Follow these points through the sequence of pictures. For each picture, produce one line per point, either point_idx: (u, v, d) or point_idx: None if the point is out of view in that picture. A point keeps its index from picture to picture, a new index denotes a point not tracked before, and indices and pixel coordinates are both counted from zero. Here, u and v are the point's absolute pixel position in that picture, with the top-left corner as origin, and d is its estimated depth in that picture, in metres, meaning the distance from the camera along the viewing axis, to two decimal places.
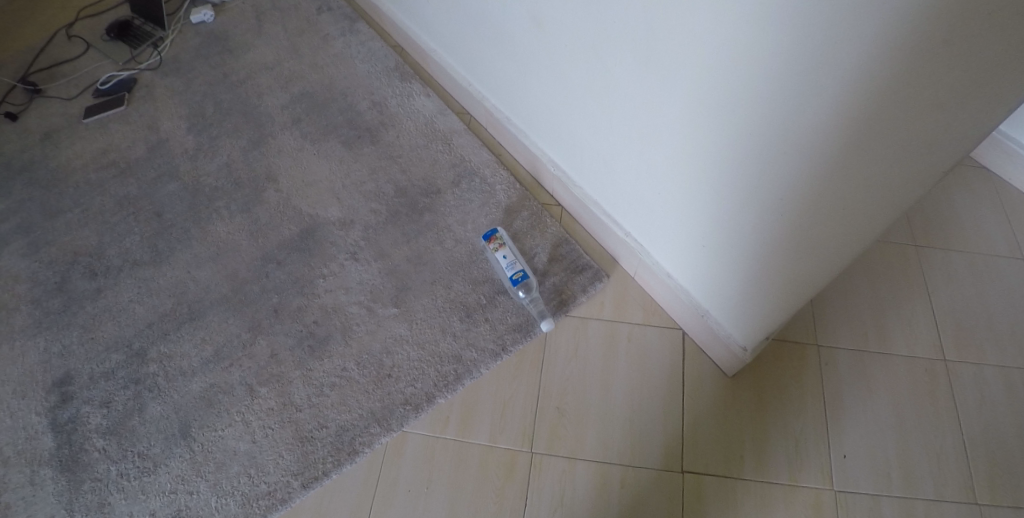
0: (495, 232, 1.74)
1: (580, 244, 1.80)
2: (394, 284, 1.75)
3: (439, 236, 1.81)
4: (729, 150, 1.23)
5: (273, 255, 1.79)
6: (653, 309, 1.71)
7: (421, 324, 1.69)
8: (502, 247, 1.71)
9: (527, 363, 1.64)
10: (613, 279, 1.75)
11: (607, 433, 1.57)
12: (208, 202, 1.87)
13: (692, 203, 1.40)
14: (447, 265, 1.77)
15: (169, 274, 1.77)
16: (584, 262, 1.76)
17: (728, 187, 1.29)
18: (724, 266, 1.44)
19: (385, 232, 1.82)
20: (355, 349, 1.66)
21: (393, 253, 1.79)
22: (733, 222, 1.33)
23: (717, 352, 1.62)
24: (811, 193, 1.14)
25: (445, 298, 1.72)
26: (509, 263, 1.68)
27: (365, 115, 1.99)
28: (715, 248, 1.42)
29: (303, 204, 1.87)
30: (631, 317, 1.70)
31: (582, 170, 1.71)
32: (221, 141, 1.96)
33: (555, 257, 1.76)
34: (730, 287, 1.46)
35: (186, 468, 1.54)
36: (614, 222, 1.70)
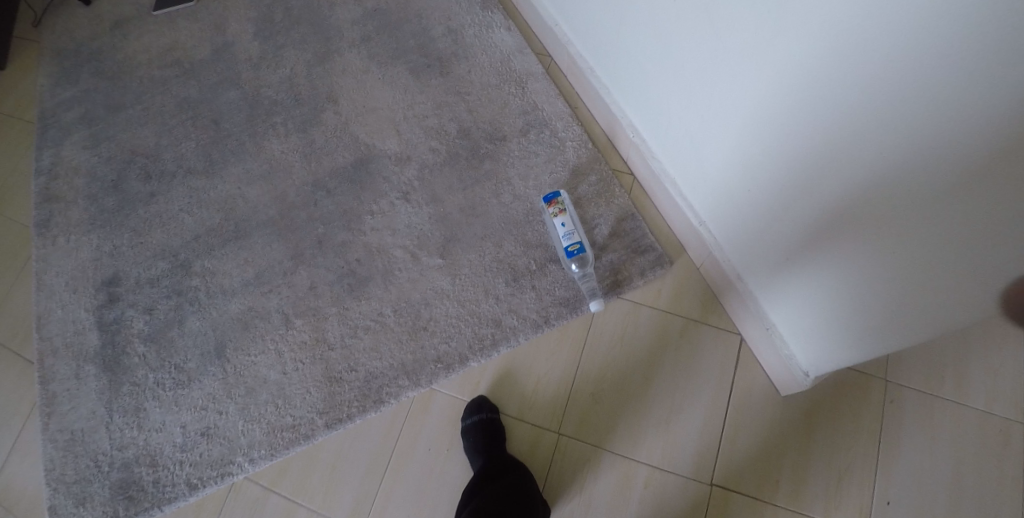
0: (557, 195, 1.63)
1: (647, 222, 1.67)
2: (443, 233, 1.67)
3: (497, 189, 1.71)
4: (821, 161, 1.10)
5: (324, 183, 1.73)
6: (714, 307, 1.59)
7: (465, 281, 1.62)
8: (562, 214, 1.60)
9: (570, 340, 1.57)
10: (676, 266, 1.63)
11: (641, 428, 1.51)
12: (267, 116, 1.80)
13: (771, 210, 1.27)
14: (501, 221, 1.68)
15: (220, 188, 1.74)
16: (648, 243, 1.64)
17: (813, 203, 1.15)
18: (796, 286, 1.30)
19: (441, 175, 1.73)
20: (395, 295, 1.61)
21: (447, 199, 1.70)
22: (814, 242, 1.20)
23: (775, 369, 1.49)
24: (929, 237, 0.98)
25: (493, 257, 1.64)
26: (566, 234, 1.58)
27: (438, 42, 1.84)
28: (789, 262, 1.29)
29: (361, 132, 1.78)
30: (688, 312, 1.59)
31: (663, 143, 1.54)
32: (286, 51, 1.87)
33: (617, 232, 1.65)
34: (799, 309, 1.33)
35: (218, 389, 1.54)
36: (688, 206, 1.55)
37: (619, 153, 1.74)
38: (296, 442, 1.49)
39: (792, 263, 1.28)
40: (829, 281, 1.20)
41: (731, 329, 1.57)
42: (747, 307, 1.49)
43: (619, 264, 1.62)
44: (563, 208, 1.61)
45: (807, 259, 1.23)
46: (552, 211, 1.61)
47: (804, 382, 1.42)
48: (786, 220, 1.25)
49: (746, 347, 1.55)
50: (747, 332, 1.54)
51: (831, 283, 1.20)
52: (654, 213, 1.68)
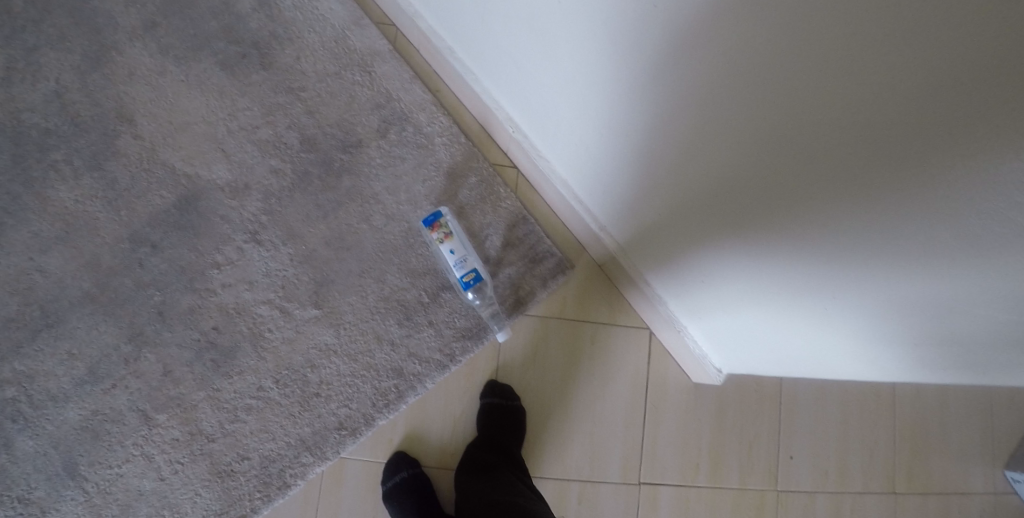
0: (438, 218, 1.41)
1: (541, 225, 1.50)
2: (312, 277, 1.43)
3: (366, 211, 1.46)
4: (706, 147, 0.98)
5: (145, 235, 1.39)
6: (620, 305, 1.50)
7: (350, 330, 1.42)
8: (448, 241, 1.39)
9: (478, 372, 1.46)
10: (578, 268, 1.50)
11: (564, 446, 1.47)
12: (41, 152, 1.36)
13: (672, 197, 1.15)
14: (378, 250, 1.45)
15: (6, 264, 1.34)
16: (545, 248, 1.48)
17: (717, 197, 1.04)
18: (715, 270, 1.18)
19: (295, 204, 1.44)
20: (272, 363, 1.39)
21: (308, 234, 1.44)
22: (731, 234, 1.08)
23: (687, 362, 1.47)
24: (776, 217, 0.96)
25: (378, 296, 1.43)
26: (457, 264, 1.39)
27: (248, 21, 1.45)
28: (701, 244, 1.17)
29: (175, 159, 1.41)
30: (598, 317, 1.49)
31: (559, 148, 1.36)
32: (42, 53, 1.38)
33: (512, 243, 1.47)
34: (719, 292, 1.22)
35: (83, 513, 1.32)
36: (591, 215, 1.43)
37: (497, 143, 1.52)
38: None
39: (707, 245, 1.16)
40: (761, 268, 1.07)
41: (639, 326, 1.50)
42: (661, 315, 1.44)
43: (518, 279, 1.46)
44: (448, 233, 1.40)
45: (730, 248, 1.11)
46: (437, 238, 1.40)
47: (719, 380, 1.45)
48: (684, 203, 1.13)
49: (658, 343, 1.50)
50: (659, 332, 1.49)
51: (763, 266, 1.06)
52: (546, 209, 1.52)
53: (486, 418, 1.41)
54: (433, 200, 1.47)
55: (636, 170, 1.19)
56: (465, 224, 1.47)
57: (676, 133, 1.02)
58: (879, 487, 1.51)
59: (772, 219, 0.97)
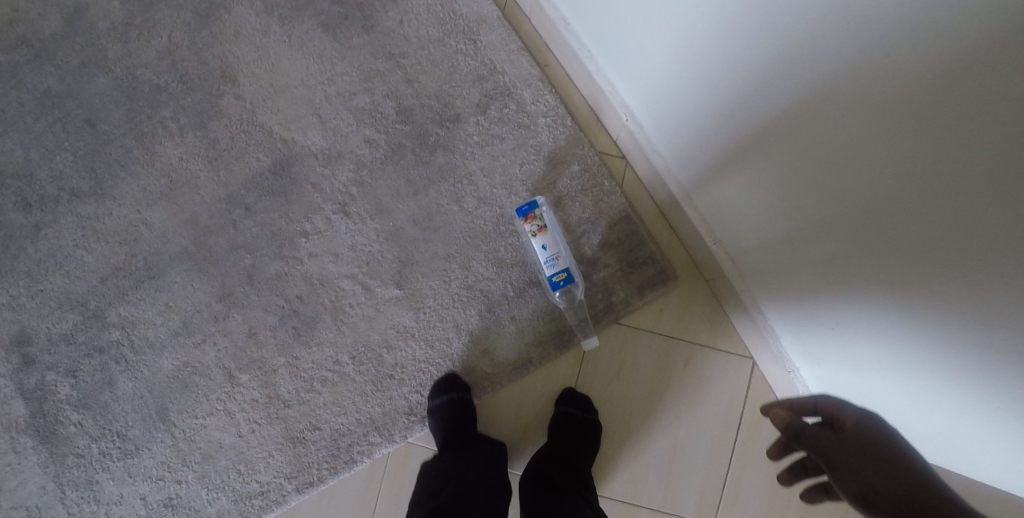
0: (532, 209, 1.31)
1: (643, 228, 1.37)
2: (397, 256, 1.38)
3: (456, 191, 1.39)
4: (818, 169, 0.92)
5: (240, 197, 1.40)
6: (721, 328, 1.37)
7: (430, 315, 1.36)
8: (541, 235, 1.30)
9: (557, 377, 1.38)
10: (681, 280, 1.38)
11: (639, 468, 1.38)
12: (151, 109, 1.42)
13: (777, 226, 1.07)
14: (468, 233, 1.38)
15: (116, 214, 1.40)
16: (646, 254, 1.36)
17: (829, 229, 0.96)
18: (821, 312, 1.08)
19: (387, 175, 1.41)
20: (351, 338, 1.37)
21: (397, 210, 1.40)
22: (842, 272, 0.98)
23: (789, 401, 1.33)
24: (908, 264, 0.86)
25: (461, 282, 1.37)
26: (548, 261, 1.29)
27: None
28: (806, 280, 1.08)
29: (273, 123, 1.42)
30: (695, 337, 1.38)
31: (673, 149, 1.23)
32: (157, 9, 1.43)
33: (614, 243, 1.36)
34: (823, 336, 1.11)
35: (171, 456, 1.39)
36: (702, 223, 1.28)
37: (606, 129, 1.40)
38: (268, 508, 1.38)
39: (814, 283, 1.06)
40: (872, 314, 0.97)
41: (741, 353, 1.37)
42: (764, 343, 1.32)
43: (613, 284, 1.36)
44: (542, 226, 1.30)
45: (838, 290, 1.01)
46: (529, 231, 1.31)
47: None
48: (791, 232, 1.04)
49: (758, 375, 1.37)
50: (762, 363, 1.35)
51: (876, 312, 0.96)
52: (651, 208, 1.39)
53: (558, 425, 1.34)
54: (528, 185, 1.38)
55: (739, 193, 1.11)
56: (559, 215, 1.36)
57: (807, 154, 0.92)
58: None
59: (903, 265, 0.86)
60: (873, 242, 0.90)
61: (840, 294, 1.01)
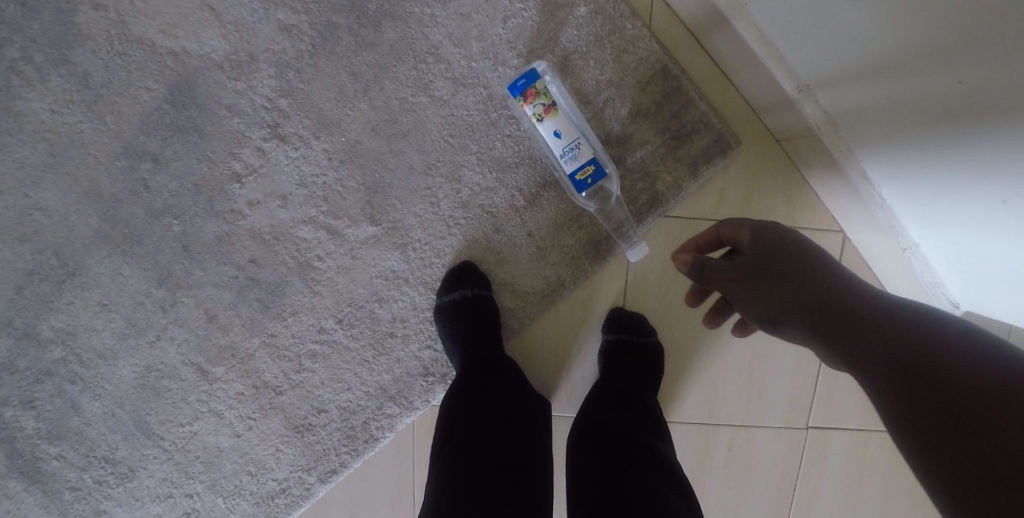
0: (533, 81, 0.94)
1: (688, 82, 0.99)
2: (362, 182, 1.02)
3: (419, 76, 1.01)
4: None
5: (142, 146, 1.06)
6: (801, 199, 1.05)
7: (424, 252, 1.03)
8: (552, 118, 0.94)
9: (602, 297, 1.05)
10: (744, 145, 1.04)
11: (714, 387, 1.11)
12: None
13: (843, 63, 0.84)
14: (444, 128, 1.00)
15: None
16: (697, 117, 1.00)
17: (919, 50, 0.74)
18: (905, 164, 0.88)
19: (323, 74, 1.03)
20: (330, 299, 1.05)
21: (345, 119, 1.02)
22: (938, 105, 0.77)
23: (893, 278, 1.04)
24: None
25: (455, 199, 1.01)
26: (567, 152, 0.94)
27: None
28: (887, 126, 0.86)
29: (157, 34, 1.04)
30: (768, 213, 1.05)
31: None
32: None
33: (652, 108, 1.00)
34: (911, 192, 0.90)
35: (172, 470, 1.14)
36: (782, 65, 0.93)
37: None
38: (296, 505, 1.12)
39: (895, 127, 0.85)
40: (981, 153, 0.76)
41: (827, 225, 1.06)
42: (863, 210, 0.99)
43: (655, 163, 1.01)
44: (551, 105, 0.94)
45: (931, 130, 0.80)
46: (534, 114, 0.95)
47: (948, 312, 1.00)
48: (864, 65, 0.82)
49: (849, 250, 1.07)
50: (854, 235, 1.05)
51: (987, 148, 0.75)
52: (695, 49, 1.02)
53: (614, 360, 1.04)
54: (519, 48, 0.99)
55: (792, 26, 0.88)
56: (570, 84, 0.99)
57: None
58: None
59: None
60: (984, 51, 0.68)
61: (933, 136, 0.81)
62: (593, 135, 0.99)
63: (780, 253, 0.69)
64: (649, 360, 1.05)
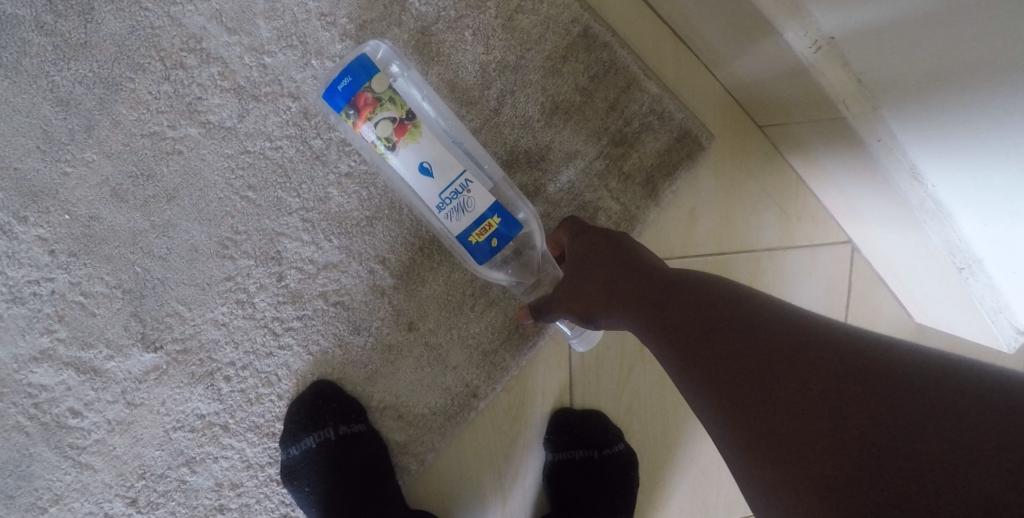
0: (365, 80, 0.54)
1: (625, 51, 0.64)
2: (118, 282, 0.61)
3: (175, 91, 0.59)
4: None
5: None
6: (798, 207, 0.70)
7: (245, 379, 0.63)
8: (411, 142, 0.55)
9: (536, 397, 0.67)
10: (716, 137, 0.68)
11: (710, 484, 0.71)
12: None
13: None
14: (235, 174, 0.60)
15: None
16: (644, 104, 0.65)
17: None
18: (955, 134, 0.51)
19: (8, 106, 0.58)
20: (109, 470, 0.64)
21: (64, 182, 0.59)
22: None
23: (928, 314, 0.70)
24: None
25: (276, 289, 0.61)
26: (448, 200, 0.55)
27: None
28: (928, 65, 0.49)
29: None
30: (754, 232, 0.69)
31: None
32: None
33: (575, 100, 0.64)
34: (959, 184, 0.53)
35: None
36: None
37: None
38: None
39: (946, 69, 0.48)
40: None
41: (834, 238, 0.71)
42: (896, 213, 0.61)
43: (591, 187, 0.65)
44: (406, 120, 0.55)
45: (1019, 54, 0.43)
46: (379, 139, 0.55)
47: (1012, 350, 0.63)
48: None
49: (863, 265, 0.72)
50: (873, 247, 0.69)
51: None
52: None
53: (568, 488, 0.67)
54: (340, 25, 0.60)
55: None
56: (439, 72, 0.62)
57: None
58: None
59: None
60: None
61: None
62: (491, 160, 0.62)
63: (594, 252, 0.53)
64: (612, 480, 0.67)
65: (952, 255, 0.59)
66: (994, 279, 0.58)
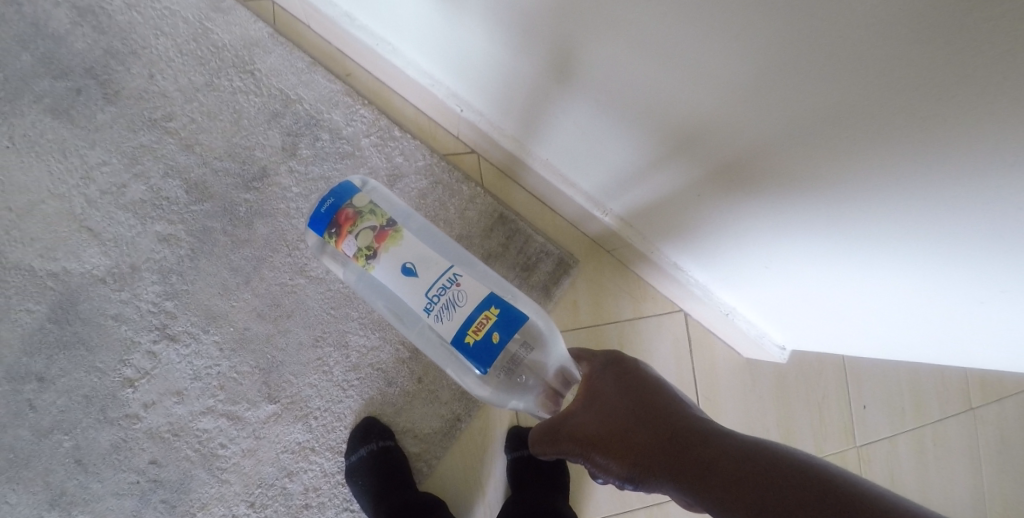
0: (346, 203, 0.93)
1: (525, 224, 1.22)
2: (256, 365, 1.10)
3: (294, 261, 1.13)
4: (599, 120, 0.87)
5: (26, 368, 1.08)
6: (642, 295, 1.23)
7: (325, 419, 1.10)
8: (389, 241, 0.90)
9: (498, 421, 1.13)
10: (583, 262, 1.23)
11: None
12: None
13: (628, 176, 0.93)
14: (327, 304, 1.12)
15: None
16: (538, 249, 1.21)
17: (854, 28, 0.54)
18: (876, 202, 0.66)
19: (204, 271, 1.12)
20: (239, 483, 1.08)
21: (231, 310, 1.11)
22: (809, 142, 0.66)
23: (741, 345, 1.19)
24: (760, 161, 0.72)
25: (344, 364, 1.11)
26: (438, 295, 0.87)
27: (71, 42, 1.18)
28: (656, 222, 1.00)
29: (33, 256, 1.11)
30: (617, 313, 1.22)
31: (499, 111, 1.06)
32: None
33: (501, 252, 1.21)
34: (910, 244, 0.67)
35: None
36: (572, 188, 1.10)
37: (440, 124, 1.23)
38: None
39: (664, 223, 0.99)
40: (930, 156, 0.58)
41: (670, 310, 1.23)
42: (687, 291, 1.13)
43: None
44: (386, 224, 0.91)
45: (918, 135, 0.57)
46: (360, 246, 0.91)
47: (784, 359, 1.15)
48: (601, 184, 1.02)
49: (694, 324, 1.23)
50: (694, 312, 1.20)
51: (766, 226, 0.81)
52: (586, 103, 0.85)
53: (522, 475, 1.11)
54: None
55: (563, 163, 1.06)
56: None
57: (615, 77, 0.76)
58: (954, 404, 1.30)
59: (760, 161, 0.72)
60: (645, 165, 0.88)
61: (931, 139, 0.56)
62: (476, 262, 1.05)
63: (601, 379, 0.73)
64: (549, 471, 1.12)
65: (937, 299, 0.72)
66: (748, 317, 1.09)
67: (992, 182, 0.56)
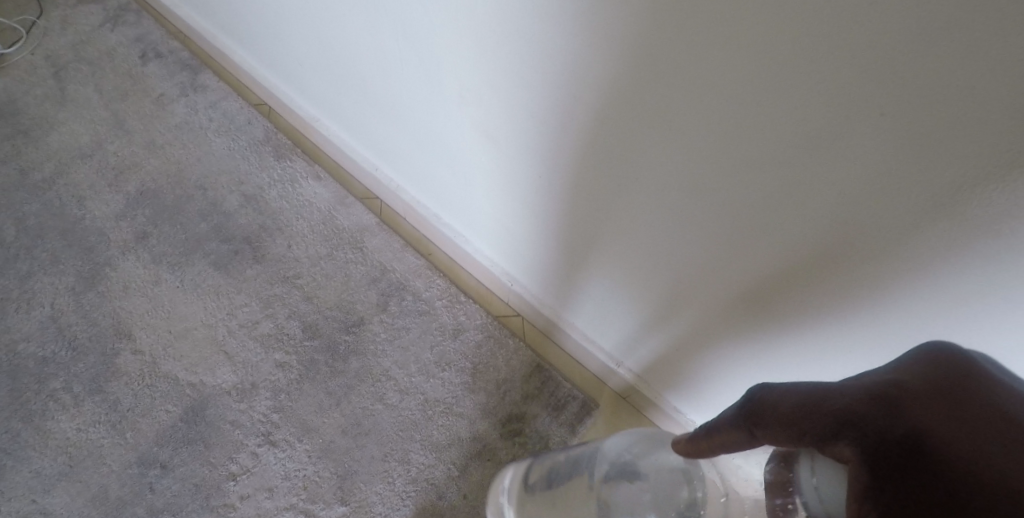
0: None
1: (556, 372, 1.49)
2: (334, 471, 1.36)
3: (376, 390, 1.44)
4: (629, 274, 1.14)
5: (154, 456, 1.35)
6: None
7: None
8: None
9: None
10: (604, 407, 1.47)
11: None
12: (57, 383, 1.40)
13: (651, 318, 1.19)
14: (398, 428, 1.41)
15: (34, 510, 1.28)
16: (566, 393, 1.47)
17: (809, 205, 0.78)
18: (858, 312, 0.85)
19: (305, 391, 1.43)
20: None
21: (322, 425, 1.40)
22: (783, 287, 0.91)
23: None
24: (750, 300, 0.97)
25: (405, 477, 1.36)
26: None
27: (237, 217, 1.62)
28: (671, 359, 1.25)
29: (178, 368, 1.44)
30: None
31: (542, 286, 1.43)
32: (55, 296, 1.48)
33: (535, 394, 1.46)
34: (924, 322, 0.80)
35: None
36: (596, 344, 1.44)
37: (497, 295, 1.60)
38: None
39: (676, 361, 1.24)
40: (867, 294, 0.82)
41: None
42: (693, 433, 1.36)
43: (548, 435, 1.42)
44: None
45: (880, 263, 0.78)
46: None
47: None
48: (625, 334, 1.31)
49: None
50: None
51: (756, 355, 1.06)
52: (627, 231, 1.06)
53: None
54: (444, 362, 1.48)
55: (589, 327, 1.40)
56: (483, 384, 1.47)
57: (639, 242, 1.05)
58: None
59: (749, 300, 0.97)
60: (663, 308, 1.14)
61: (949, 188, 0.67)
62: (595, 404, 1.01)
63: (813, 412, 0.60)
64: None
65: (998, 335, 0.76)
66: None
67: (934, 299, 0.77)
